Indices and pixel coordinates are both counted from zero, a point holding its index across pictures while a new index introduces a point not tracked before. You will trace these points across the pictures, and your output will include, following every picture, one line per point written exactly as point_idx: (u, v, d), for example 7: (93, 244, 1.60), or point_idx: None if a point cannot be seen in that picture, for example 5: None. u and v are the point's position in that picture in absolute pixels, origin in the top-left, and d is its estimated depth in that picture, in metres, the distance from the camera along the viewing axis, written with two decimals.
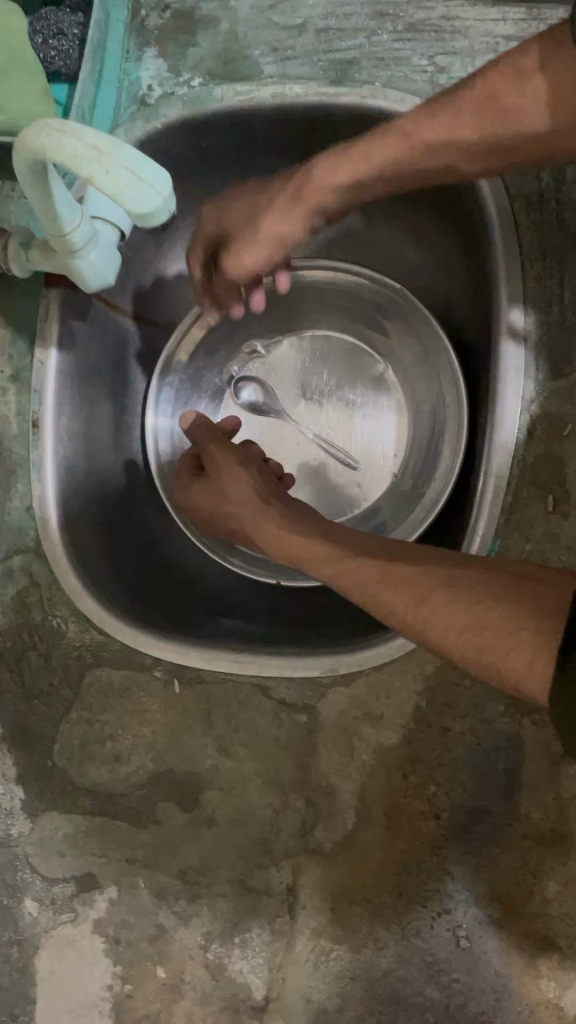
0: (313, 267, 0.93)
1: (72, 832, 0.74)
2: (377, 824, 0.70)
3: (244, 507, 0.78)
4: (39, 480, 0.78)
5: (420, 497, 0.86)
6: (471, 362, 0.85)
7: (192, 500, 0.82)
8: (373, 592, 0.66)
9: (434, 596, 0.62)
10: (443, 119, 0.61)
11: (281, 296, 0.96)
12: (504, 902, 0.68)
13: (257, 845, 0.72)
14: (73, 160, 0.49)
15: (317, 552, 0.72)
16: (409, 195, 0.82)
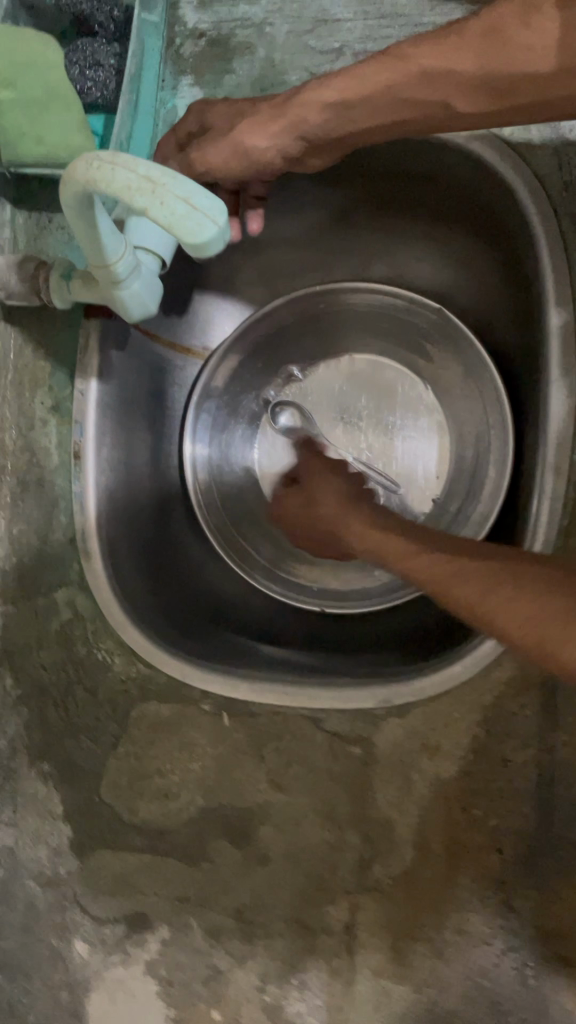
0: (351, 288, 0.90)
1: (122, 872, 0.72)
2: (437, 859, 0.68)
3: (327, 503, 0.77)
4: (81, 512, 0.77)
5: (465, 520, 0.85)
6: (515, 383, 0.84)
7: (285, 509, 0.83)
8: (430, 569, 0.62)
9: (487, 569, 0.58)
10: (444, 47, 0.60)
11: (319, 319, 0.94)
12: (564, 933, 0.64)
13: (314, 883, 0.70)
14: (126, 193, 0.48)
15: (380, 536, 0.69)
16: (444, 219, 0.82)
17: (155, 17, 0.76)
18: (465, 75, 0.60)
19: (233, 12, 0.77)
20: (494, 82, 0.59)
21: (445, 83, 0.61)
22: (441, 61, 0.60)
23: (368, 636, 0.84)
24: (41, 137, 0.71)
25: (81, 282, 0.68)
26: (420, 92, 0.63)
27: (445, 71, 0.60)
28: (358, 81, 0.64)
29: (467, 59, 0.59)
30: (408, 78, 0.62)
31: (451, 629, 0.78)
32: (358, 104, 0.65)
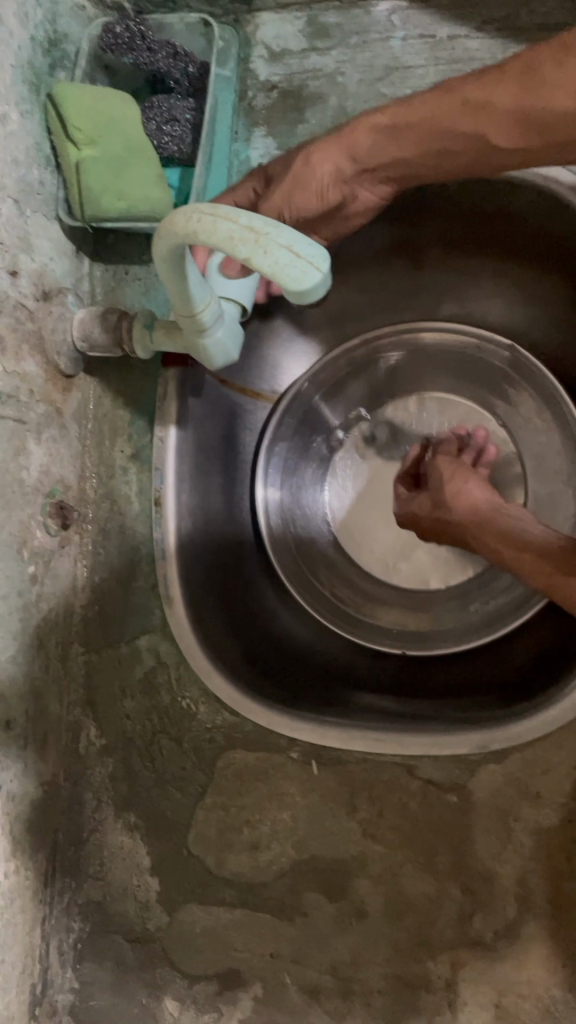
0: (424, 328, 0.91)
1: (213, 926, 0.70)
2: (542, 911, 0.66)
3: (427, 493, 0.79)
4: (162, 556, 0.77)
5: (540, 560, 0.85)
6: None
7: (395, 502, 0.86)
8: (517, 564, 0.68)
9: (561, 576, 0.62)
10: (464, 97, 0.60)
11: (390, 361, 0.94)
12: None
13: (413, 938, 0.67)
14: (228, 242, 0.49)
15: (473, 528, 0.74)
16: (516, 260, 0.81)
17: (228, 71, 0.77)
18: (502, 107, 0.58)
19: (304, 64, 0.78)
20: (534, 114, 0.56)
21: (481, 113, 0.59)
22: (480, 93, 0.58)
23: (456, 679, 0.82)
24: (125, 193, 0.72)
25: (165, 331, 0.69)
26: (456, 122, 0.61)
27: (482, 102, 0.58)
28: (402, 111, 0.63)
29: (505, 93, 0.57)
30: (449, 113, 0.60)
31: (538, 670, 0.76)
32: (410, 153, 0.66)
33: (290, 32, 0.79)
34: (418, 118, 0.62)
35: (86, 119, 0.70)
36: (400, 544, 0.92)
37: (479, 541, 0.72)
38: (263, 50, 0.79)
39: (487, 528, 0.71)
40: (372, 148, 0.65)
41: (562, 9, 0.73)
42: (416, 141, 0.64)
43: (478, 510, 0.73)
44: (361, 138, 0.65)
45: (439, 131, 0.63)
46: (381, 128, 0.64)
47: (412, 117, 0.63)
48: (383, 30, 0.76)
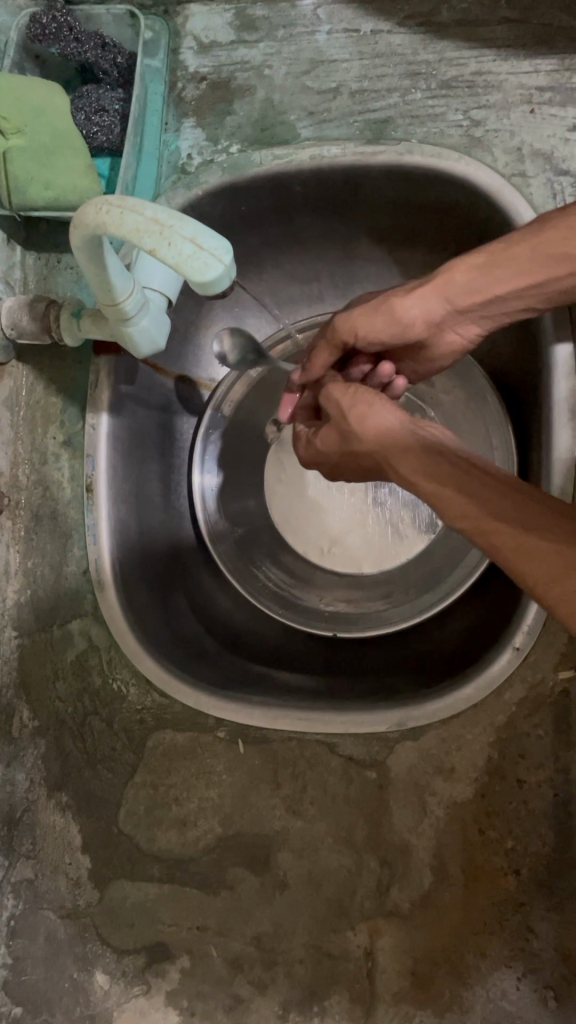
0: None
1: (142, 901, 0.72)
2: (456, 882, 0.69)
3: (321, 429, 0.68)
4: (94, 542, 0.78)
5: (466, 549, 0.87)
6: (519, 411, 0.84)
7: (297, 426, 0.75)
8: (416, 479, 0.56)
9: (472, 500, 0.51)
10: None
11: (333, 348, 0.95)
12: (566, 956, 0.66)
13: (333, 909, 0.70)
14: (135, 234, 0.50)
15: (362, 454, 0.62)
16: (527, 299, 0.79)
17: (158, 62, 0.78)
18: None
19: (232, 56, 0.79)
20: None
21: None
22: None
23: (384, 662, 0.84)
24: (56, 183, 0.72)
25: (92, 321, 0.70)
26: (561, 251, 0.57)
27: None
28: (506, 249, 0.60)
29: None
30: (557, 240, 0.57)
31: (464, 655, 0.78)
32: None
33: (219, 24, 0.80)
34: (524, 254, 0.59)
35: (18, 115, 0.71)
36: (334, 531, 0.91)
37: (400, 468, 0.58)
38: (192, 41, 0.80)
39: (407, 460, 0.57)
40: (477, 286, 0.63)
41: (481, 9, 0.75)
42: (521, 272, 0.60)
43: (387, 434, 0.59)
44: (460, 274, 0.63)
45: (552, 259, 0.58)
46: (481, 266, 0.62)
47: (519, 250, 0.59)
48: (309, 24, 0.78)
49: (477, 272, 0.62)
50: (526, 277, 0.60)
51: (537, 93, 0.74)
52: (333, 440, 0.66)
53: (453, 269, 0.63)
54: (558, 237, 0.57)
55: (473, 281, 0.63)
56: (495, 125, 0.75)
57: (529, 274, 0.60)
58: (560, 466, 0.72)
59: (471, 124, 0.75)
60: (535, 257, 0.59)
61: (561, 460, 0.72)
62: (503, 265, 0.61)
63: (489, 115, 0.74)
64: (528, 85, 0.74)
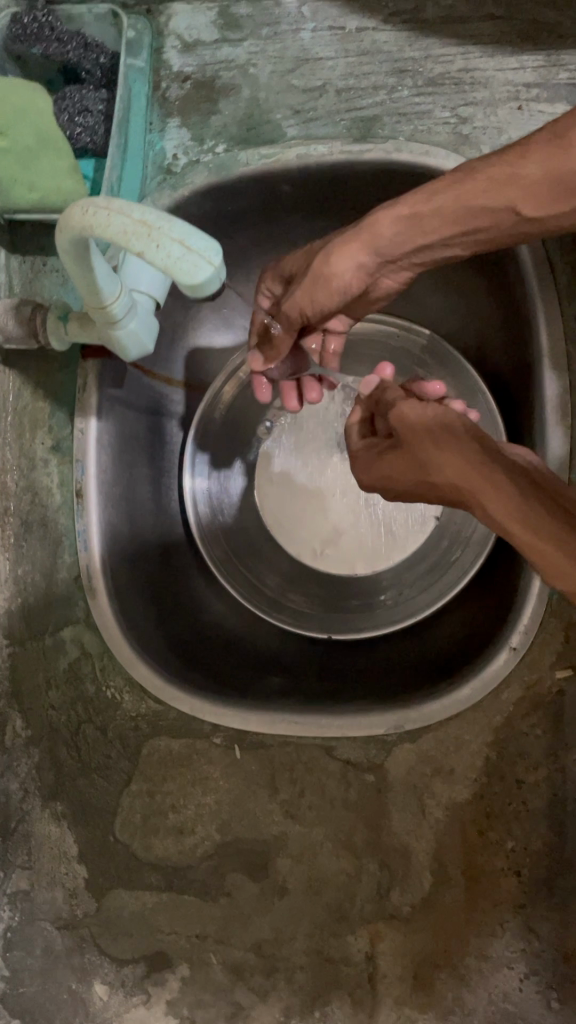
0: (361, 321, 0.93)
1: (140, 909, 0.71)
2: (456, 884, 0.68)
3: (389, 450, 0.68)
4: (85, 548, 0.77)
5: (459, 548, 0.86)
6: (507, 403, 0.84)
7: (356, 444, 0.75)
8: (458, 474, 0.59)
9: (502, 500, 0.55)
10: (506, 160, 0.54)
11: None
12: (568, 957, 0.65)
13: (333, 914, 0.69)
14: (123, 237, 0.50)
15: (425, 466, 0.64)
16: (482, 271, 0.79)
17: (141, 61, 0.76)
18: (530, 180, 0.53)
19: (217, 55, 0.78)
20: (555, 191, 0.53)
21: (505, 193, 0.55)
22: (506, 171, 0.54)
23: (381, 662, 0.84)
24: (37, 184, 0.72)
25: (78, 324, 0.69)
26: (486, 203, 0.56)
27: (508, 176, 0.54)
28: (430, 197, 0.59)
29: (512, 179, 0.54)
30: (479, 190, 0.56)
31: (460, 654, 0.78)
32: None
33: (203, 22, 0.79)
34: (446, 202, 0.58)
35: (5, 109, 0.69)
36: (326, 530, 0.91)
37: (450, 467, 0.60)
38: (176, 40, 0.79)
39: (440, 449, 0.60)
40: (403, 236, 0.62)
41: (468, 3, 0.75)
42: (446, 224, 0.60)
43: (427, 427, 0.62)
44: (386, 228, 0.62)
45: (474, 213, 0.58)
46: (407, 218, 0.61)
47: (441, 202, 0.59)
48: (294, 21, 0.77)
49: (403, 222, 0.61)
50: (452, 224, 0.60)
51: (524, 89, 0.74)
52: (405, 466, 0.65)
53: (377, 223, 0.62)
54: (481, 190, 0.56)
55: (397, 234, 0.62)
56: (482, 123, 0.74)
57: (457, 224, 0.59)
58: (553, 460, 0.73)
59: (458, 122, 0.74)
60: (462, 207, 0.58)
61: (555, 459, 0.73)
62: (434, 213, 0.60)
63: (476, 113, 0.74)
64: (515, 81, 0.74)
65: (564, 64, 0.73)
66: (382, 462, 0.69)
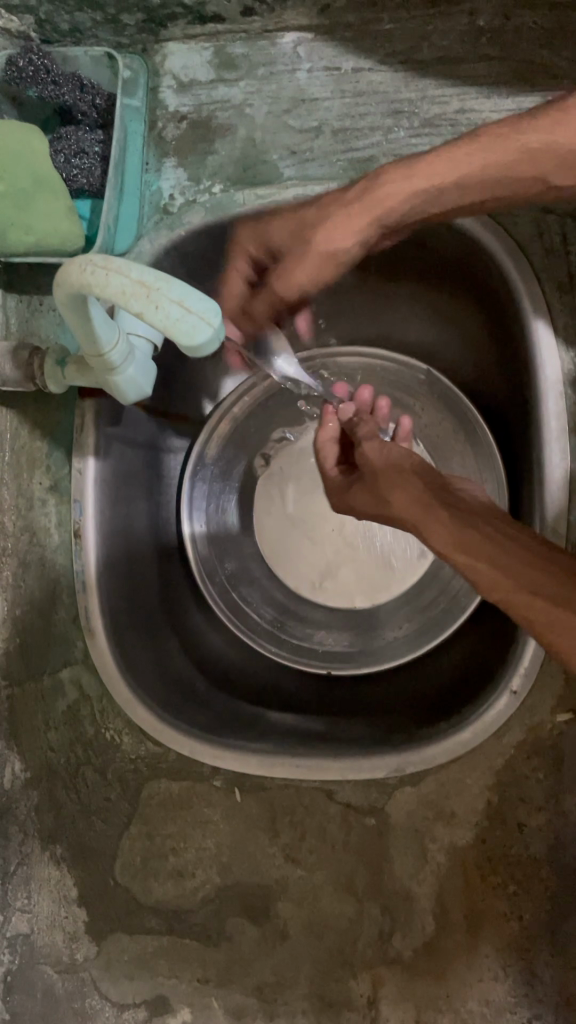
0: (349, 354, 0.91)
1: (140, 953, 0.71)
2: (457, 927, 0.68)
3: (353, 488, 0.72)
4: (84, 588, 0.76)
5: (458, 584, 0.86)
6: (505, 438, 0.83)
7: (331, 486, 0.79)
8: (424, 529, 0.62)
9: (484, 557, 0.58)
10: (542, 129, 0.59)
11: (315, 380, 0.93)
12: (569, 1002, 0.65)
13: (335, 958, 0.69)
14: (121, 296, 0.49)
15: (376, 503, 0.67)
16: (479, 305, 0.78)
17: (137, 101, 0.77)
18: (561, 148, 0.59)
19: (212, 95, 0.78)
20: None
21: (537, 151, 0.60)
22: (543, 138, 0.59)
23: (382, 701, 0.84)
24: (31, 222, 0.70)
25: (76, 368, 0.69)
26: (519, 170, 0.61)
27: (545, 143, 0.59)
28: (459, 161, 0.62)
29: (556, 135, 0.59)
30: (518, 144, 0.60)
31: (460, 692, 0.78)
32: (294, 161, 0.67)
33: (198, 62, 0.79)
34: (477, 163, 0.62)
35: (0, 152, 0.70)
36: (326, 564, 0.91)
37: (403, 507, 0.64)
38: (171, 80, 0.78)
39: (402, 487, 0.64)
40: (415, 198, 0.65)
41: (463, 44, 0.75)
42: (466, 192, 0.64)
43: (394, 466, 0.67)
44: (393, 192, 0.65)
45: (495, 178, 0.63)
46: (427, 190, 0.64)
47: (455, 166, 0.63)
48: (289, 62, 0.77)
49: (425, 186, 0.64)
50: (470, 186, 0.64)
51: None
52: (362, 498, 0.69)
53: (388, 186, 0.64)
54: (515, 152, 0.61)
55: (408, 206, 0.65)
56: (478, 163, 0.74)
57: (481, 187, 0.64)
58: (552, 494, 0.71)
59: None
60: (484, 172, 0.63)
61: (554, 491, 0.71)
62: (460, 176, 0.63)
63: None
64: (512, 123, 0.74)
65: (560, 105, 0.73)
66: (345, 493, 0.72)
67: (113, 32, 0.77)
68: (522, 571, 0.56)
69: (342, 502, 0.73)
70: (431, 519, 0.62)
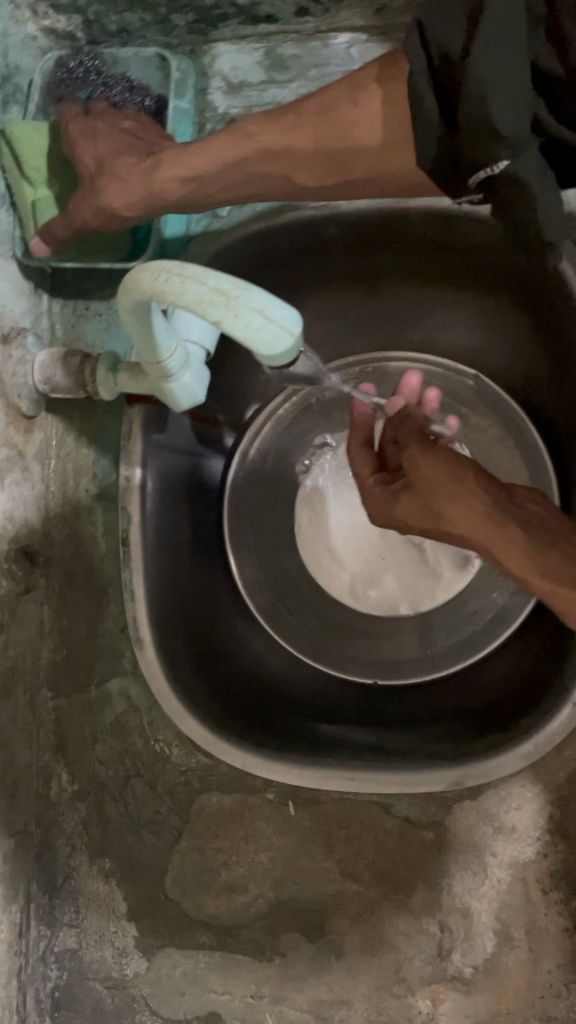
0: (399, 359, 0.90)
1: (193, 970, 0.70)
2: (518, 944, 0.67)
3: (413, 501, 0.66)
4: (131, 598, 0.75)
5: (501, 590, 0.86)
6: (555, 441, 0.82)
7: (386, 505, 0.70)
8: (466, 529, 0.63)
9: (518, 548, 0.60)
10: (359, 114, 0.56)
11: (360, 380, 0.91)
12: None
13: (391, 975, 0.68)
14: (200, 305, 0.48)
15: (420, 513, 0.66)
16: (532, 307, 0.76)
17: (186, 102, 0.75)
18: (306, 149, 0.59)
19: (263, 96, 0.77)
20: (332, 152, 0.59)
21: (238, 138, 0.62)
22: (282, 135, 0.60)
23: (429, 709, 0.82)
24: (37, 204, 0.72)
25: (128, 376, 0.68)
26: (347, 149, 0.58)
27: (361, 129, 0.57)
28: (209, 152, 0.62)
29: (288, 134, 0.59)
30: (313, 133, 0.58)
31: (510, 701, 0.76)
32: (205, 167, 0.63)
33: (248, 63, 0.77)
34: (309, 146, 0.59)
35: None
36: (367, 570, 0.89)
37: (444, 514, 0.63)
38: (220, 82, 0.77)
39: (460, 507, 0.63)
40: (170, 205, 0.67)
41: None
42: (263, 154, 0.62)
43: (449, 475, 0.64)
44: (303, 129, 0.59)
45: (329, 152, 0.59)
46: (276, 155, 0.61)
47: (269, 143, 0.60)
48: (341, 63, 0.76)
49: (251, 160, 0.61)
50: (262, 176, 0.62)
51: None
52: (412, 508, 0.66)
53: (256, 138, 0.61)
54: (211, 154, 0.62)
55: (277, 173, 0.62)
56: None
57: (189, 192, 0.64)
58: None
59: None
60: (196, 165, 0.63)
61: None
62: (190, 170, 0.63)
63: None
64: None
65: None
66: (383, 502, 0.70)
67: (161, 32, 0.76)
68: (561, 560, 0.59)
69: (388, 511, 0.70)
70: (497, 529, 0.61)
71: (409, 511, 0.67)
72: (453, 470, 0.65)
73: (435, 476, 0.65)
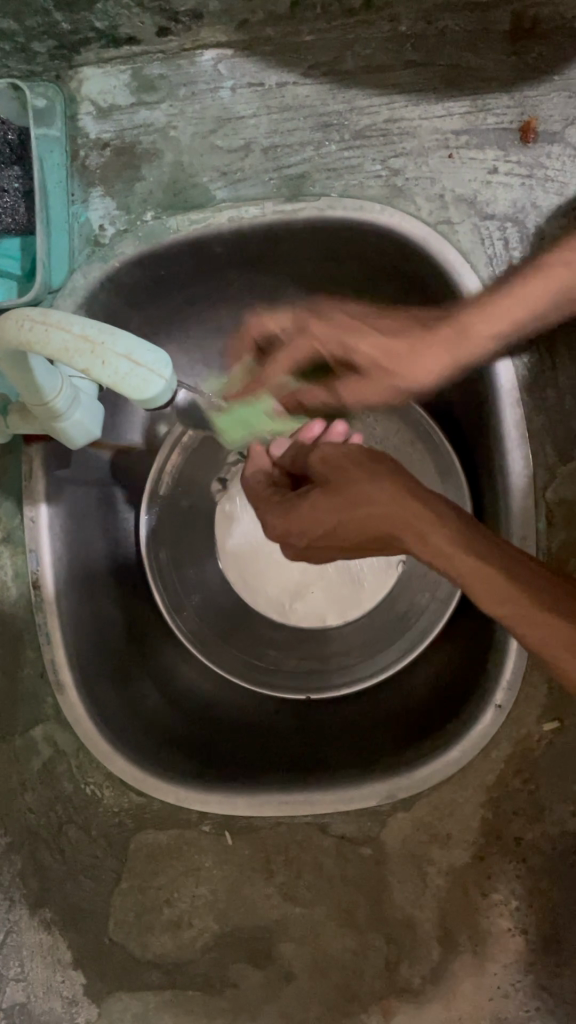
0: None
1: (143, 1010, 0.69)
2: (462, 947, 0.68)
3: (322, 499, 0.62)
4: (48, 642, 0.73)
5: (430, 593, 0.84)
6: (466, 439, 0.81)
7: (285, 511, 0.65)
8: (380, 512, 0.59)
9: (441, 534, 0.56)
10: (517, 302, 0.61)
11: None
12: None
13: (343, 993, 0.68)
14: (65, 354, 0.46)
15: (326, 509, 0.61)
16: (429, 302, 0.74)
17: (56, 130, 0.74)
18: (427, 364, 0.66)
19: (135, 119, 0.75)
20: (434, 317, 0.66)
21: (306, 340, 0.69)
22: None
23: (360, 722, 0.82)
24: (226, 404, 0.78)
25: (19, 417, 0.67)
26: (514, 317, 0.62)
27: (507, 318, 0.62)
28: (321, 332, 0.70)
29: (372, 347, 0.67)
30: (395, 375, 0.67)
31: (439, 708, 0.77)
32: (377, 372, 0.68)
33: (116, 86, 0.76)
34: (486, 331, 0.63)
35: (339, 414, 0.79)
36: (294, 582, 0.86)
37: (358, 500, 0.60)
38: (90, 107, 0.75)
39: (370, 486, 0.60)
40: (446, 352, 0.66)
41: (386, 52, 0.73)
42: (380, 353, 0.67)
43: (362, 467, 0.62)
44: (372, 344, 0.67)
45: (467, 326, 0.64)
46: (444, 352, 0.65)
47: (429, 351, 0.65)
48: (211, 80, 0.75)
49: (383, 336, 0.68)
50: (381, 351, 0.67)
51: (454, 136, 0.73)
52: (325, 506, 0.62)
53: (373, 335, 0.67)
54: None
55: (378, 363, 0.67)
56: (414, 172, 0.73)
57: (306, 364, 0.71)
58: (518, 512, 0.71)
59: (390, 174, 0.73)
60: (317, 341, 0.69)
61: (519, 506, 0.71)
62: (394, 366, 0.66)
63: (407, 163, 0.73)
64: (443, 129, 0.72)
65: (491, 108, 0.72)
66: (286, 512, 0.65)
67: (24, 60, 0.74)
68: (493, 554, 0.55)
69: (292, 519, 0.64)
70: (422, 512, 0.57)
71: (316, 510, 0.62)
72: (363, 459, 0.63)
73: (344, 467, 0.63)
